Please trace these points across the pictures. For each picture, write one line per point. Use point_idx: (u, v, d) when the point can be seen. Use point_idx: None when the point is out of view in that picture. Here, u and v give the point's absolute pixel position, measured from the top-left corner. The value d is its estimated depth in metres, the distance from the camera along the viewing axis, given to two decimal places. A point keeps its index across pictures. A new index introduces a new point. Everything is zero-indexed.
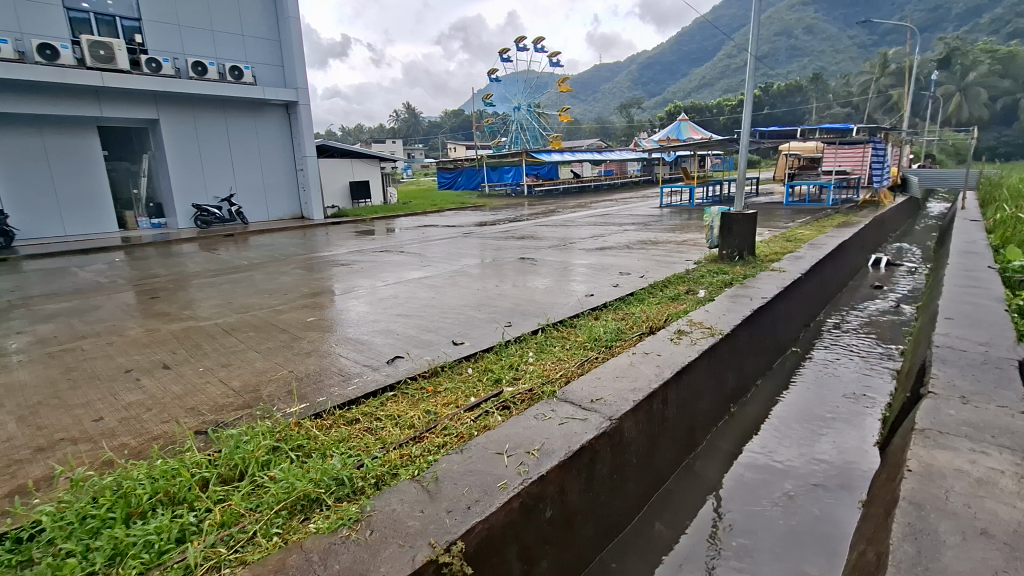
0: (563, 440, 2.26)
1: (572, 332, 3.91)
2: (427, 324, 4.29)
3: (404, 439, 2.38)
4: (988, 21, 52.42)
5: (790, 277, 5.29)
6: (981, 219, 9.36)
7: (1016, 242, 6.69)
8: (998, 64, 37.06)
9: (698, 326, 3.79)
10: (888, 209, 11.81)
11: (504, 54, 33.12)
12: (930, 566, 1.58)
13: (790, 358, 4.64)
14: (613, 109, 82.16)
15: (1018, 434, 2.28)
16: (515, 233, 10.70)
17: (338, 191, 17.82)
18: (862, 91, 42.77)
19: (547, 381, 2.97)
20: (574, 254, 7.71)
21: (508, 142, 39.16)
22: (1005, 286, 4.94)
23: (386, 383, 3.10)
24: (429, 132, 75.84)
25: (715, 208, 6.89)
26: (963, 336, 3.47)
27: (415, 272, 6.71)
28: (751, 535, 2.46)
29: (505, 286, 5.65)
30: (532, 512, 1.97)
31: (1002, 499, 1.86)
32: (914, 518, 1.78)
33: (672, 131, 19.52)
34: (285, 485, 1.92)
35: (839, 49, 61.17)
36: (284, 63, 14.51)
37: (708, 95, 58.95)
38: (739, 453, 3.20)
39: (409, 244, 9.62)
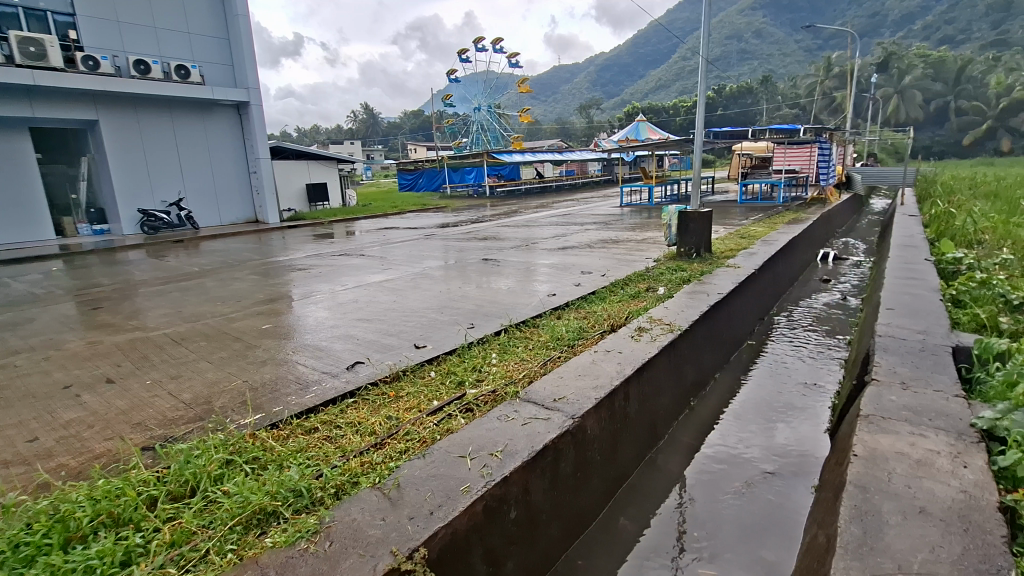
0: (526, 441, 2.26)
1: (535, 331, 3.93)
2: (389, 328, 4.22)
3: (364, 446, 2.33)
4: (920, 28, 55.85)
5: (744, 273, 5.47)
6: (918, 214, 9.93)
7: (949, 236, 7.11)
8: (930, 68, 39.36)
9: (658, 323, 3.87)
10: (835, 206, 12.37)
11: (463, 54, 32.98)
12: (875, 546, 1.66)
13: (746, 351, 4.79)
14: (572, 110, 83.12)
15: (952, 416, 2.43)
16: (477, 235, 10.66)
17: (295, 194, 17.36)
18: (808, 93, 44.69)
19: (510, 381, 2.97)
20: (536, 254, 7.77)
21: (469, 143, 39.08)
22: (939, 277, 5.26)
23: (345, 389, 3.03)
24: (389, 133, 74.90)
25: (672, 206, 7.05)
26: (902, 326, 3.67)
27: (376, 276, 6.60)
28: (711, 525, 2.52)
29: (468, 288, 5.62)
30: (495, 514, 1.96)
31: (938, 478, 1.97)
32: (860, 501, 1.86)
33: (631, 132, 19.88)
34: (240, 499, 1.85)
35: (786, 53, 63.87)
36: (234, 62, 14.02)
37: (664, 96, 60.40)
38: (700, 446, 3.28)
39: (369, 247, 9.44)
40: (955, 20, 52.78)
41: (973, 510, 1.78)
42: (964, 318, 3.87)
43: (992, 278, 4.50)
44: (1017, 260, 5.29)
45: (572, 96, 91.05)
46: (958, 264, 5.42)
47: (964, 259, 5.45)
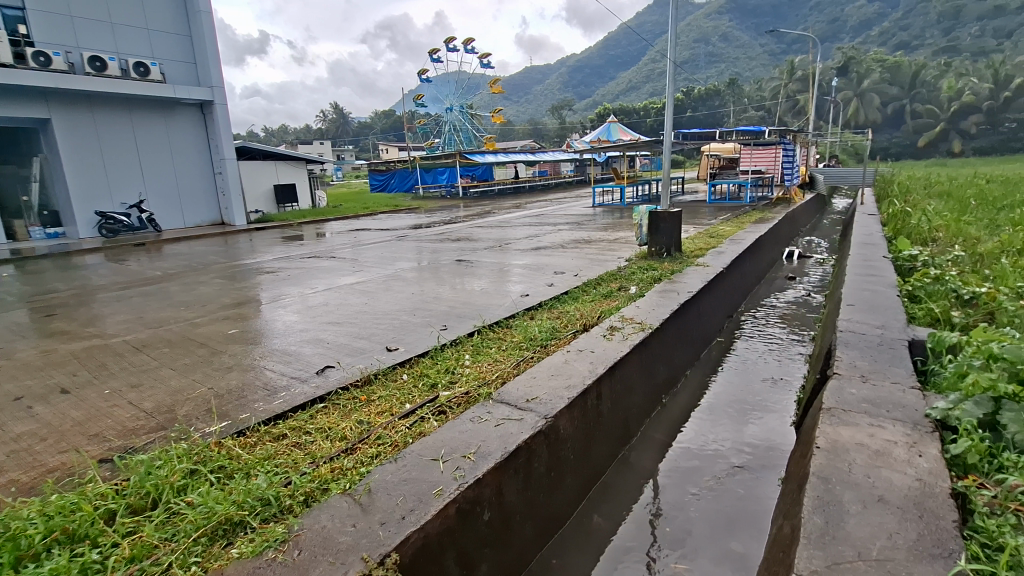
0: (499, 442, 2.26)
1: (508, 332, 3.95)
2: (360, 331, 4.17)
3: (335, 452, 2.30)
4: (876, 34, 58.14)
5: (713, 272, 5.59)
6: (877, 213, 10.32)
7: (906, 234, 7.41)
8: (887, 72, 40.92)
9: (630, 322, 3.92)
10: (800, 205, 12.75)
11: (435, 55, 32.72)
12: (836, 535, 1.71)
13: (715, 349, 4.90)
14: (545, 111, 83.52)
15: (908, 407, 2.53)
16: (450, 236, 10.62)
17: (262, 195, 16.95)
18: (773, 95, 45.94)
19: (484, 382, 2.97)
20: (510, 255, 7.78)
21: (441, 143, 38.89)
22: (897, 273, 5.47)
23: (315, 394, 2.98)
24: (359, 133, 73.92)
25: (642, 207, 7.15)
26: (862, 321, 3.81)
27: (347, 278, 6.51)
28: (683, 520, 2.57)
29: (441, 290, 5.58)
30: (468, 516, 1.95)
31: (895, 467, 2.05)
32: (822, 491, 1.93)
33: (603, 133, 20.10)
34: (204, 510, 1.80)
35: (752, 56, 65.52)
36: (196, 60, 13.62)
37: (635, 97, 61.26)
38: (671, 442, 3.34)
39: (340, 249, 9.30)
40: (909, 27, 55.11)
41: (927, 497, 1.86)
42: (920, 313, 4.04)
43: (945, 274, 4.71)
44: (968, 257, 5.55)
45: (544, 96, 91.51)
46: (914, 261, 5.65)
47: (919, 256, 5.69)
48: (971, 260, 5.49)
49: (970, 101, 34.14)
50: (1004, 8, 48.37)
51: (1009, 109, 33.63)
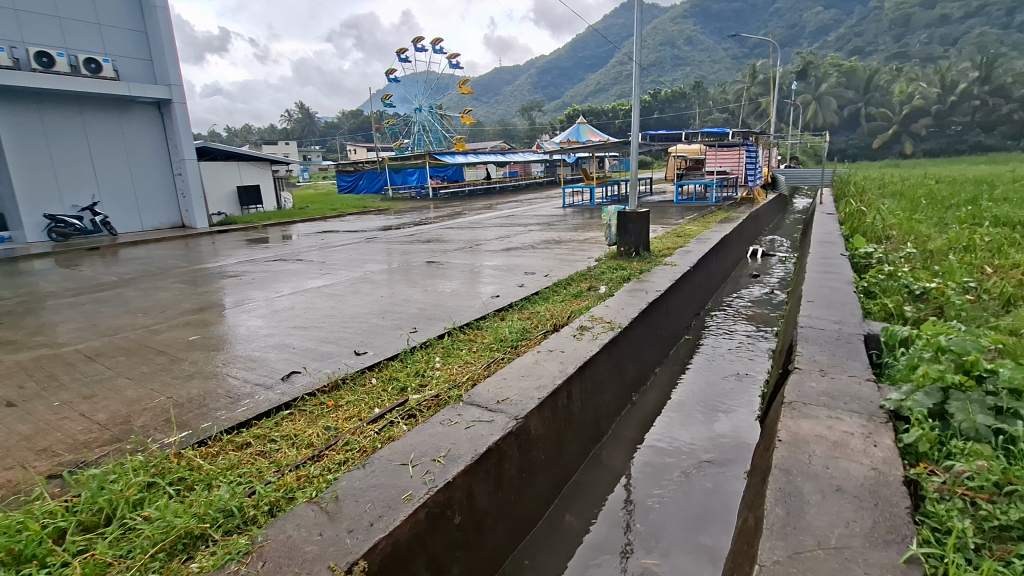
0: (469, 444, 2.25)
1: (478, 334, 3.93)
2: (328, 335, 4.09)
3: (301, 459, 2.25)
4: (833, 40, 60.36)
5: (681, 271, 5.70)
6: (836, 212, 10.70)
7: (862, 232, 7.70)
8: (843, 76, 42.44)
9: (599, 322, 3.95)
10: (763, 205, 13.13)
11: (402, 54, 32.33)
12: (796, 525, 1.77)
13: (684, 346, 5.00)
14: (515, 112, 83.63)
15: (864, 399, 2.63)
16: (421, 237, 10.53)
17: (225, 197, 16.46)
18: (736, 98, 47.14)
19: (454, 384, 2.95)
20: (481, 256, 7.76)
21: (411, 143, 38.54)
22: (854, 270, 5.68)
23: (280, 401, 2.91)
24: (326, 134, 72.56)
25: (611, 207, 7.23)
26: (821, 317, 3.94)
27: (315, 281, 6.39)
28: (654, 515, 2.61)
29: (412, 292, 5.53)
30: (438, 521, 1.93)
31: (852, 457, 2.13)
32: (783, 483, 1.98)
33: (572, 134, 20.21)
34: (162, 524, 1.73)
35: (716, 60, 67.00)
36: (153, 57, 13.15)
37: (603, 99, 62.00)
38: (641, 440, 3.38)
39: (307, 251, 9.11)
40: (863, 34, 57.32)
41: (882, 485, 1.93)
42: (875, 308, 4.20)
43: (898, 270, 4.92)
44: (919, 253, 5.81)
45: (514, 97, 91.69)
46: (869, 258, 5.87)
47: (873, 253, 5.93)
48: (921, 256, 5.75)
49: (920, 105, 35.78)
50: (949, 17, 50.91)
51: (956, 113, 35.34)
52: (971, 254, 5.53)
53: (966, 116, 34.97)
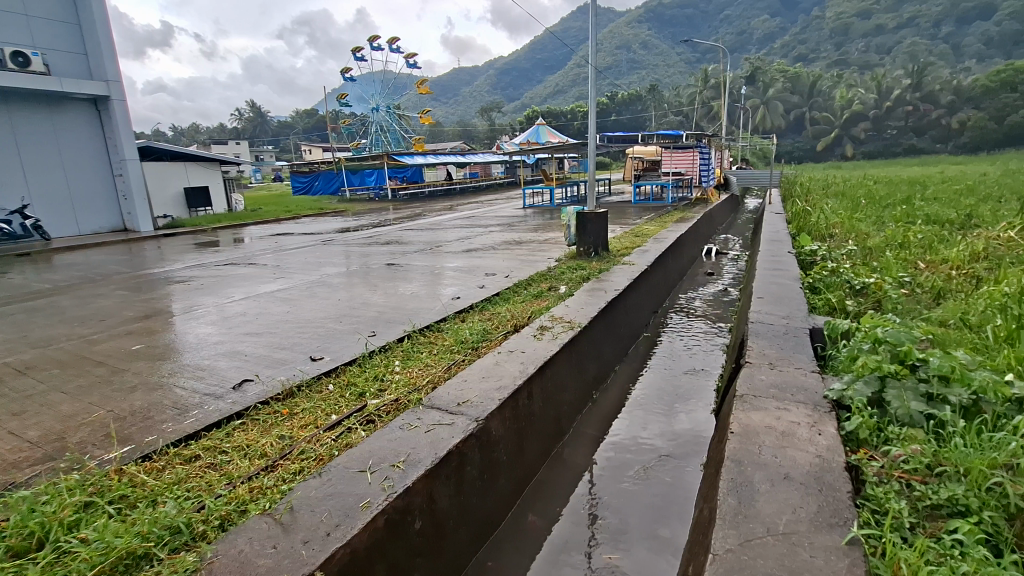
0: (429, 448, 2.23)
1: (439, 336, 3.90)
2: (282, 341, 3.97)
3: (253, 470, 2.17)
4: (779, 46, 63.04)
5: (638, 270, 5.82)
6: (784, 212, 11.15)
7: (808, 231, 8.08)
8: (789, 81, 44.34)
9: (559, 322, 3.99)
10: (716, 206, 13.58)
11: (358, 53, 31.69)
12: (747, 513, 1.83)
13: (643, 343, 5.11)
14: (474, 113, 83.48)
15: (809, 390, 2.75)
16: (380, 239, 10.36)
17: (170, 199, 15.71)
18: (689, 101, 48.50)
19: (414, 388, 2.91)
20: (441, 258, 7.70)
21: (369, 143, 37.87)
22: (800, 266, 5.96)
23: (231, 411, 2.80)
24: (279, 133, 70.41)
25: (570, 208, 7.30)
26: (770, 312, 4.11)
27: (268, 286, 6.19)
28: (614, 511, 2.66)
29: (371, 295, 5.44)
30: (398, 527, 1.90)
31: (799, 446, 2.22)
32: (735, 474, 2.06)
33: (532, 136, 20.30)
34: (101, 545, 1.63)
35: (671, 64, 68.74)
36: (88, 51, 12.43)
37: (562, 101, 62.59)
38: (603, 437, 3.44)
39: (260, 255, 8.81)
40: (806, 42, 60.11)
41: (825, 471, 2.03)
42: (820, 303, 4.42)
43: (840, 267, 5.20)
44: (860, 251, 6.12)
45: (473, 97, 91.49)
46: (814, 255, 6.17)
47: (818, 250, 6.23)
48: (861, 253, 6.09)
49: (859, 110, 37.81)
50: (883, 27, 53.97)
51: (891, 117, 37.45)
52: (906, 250, 5.88)
53: (900, 120, 37.18)
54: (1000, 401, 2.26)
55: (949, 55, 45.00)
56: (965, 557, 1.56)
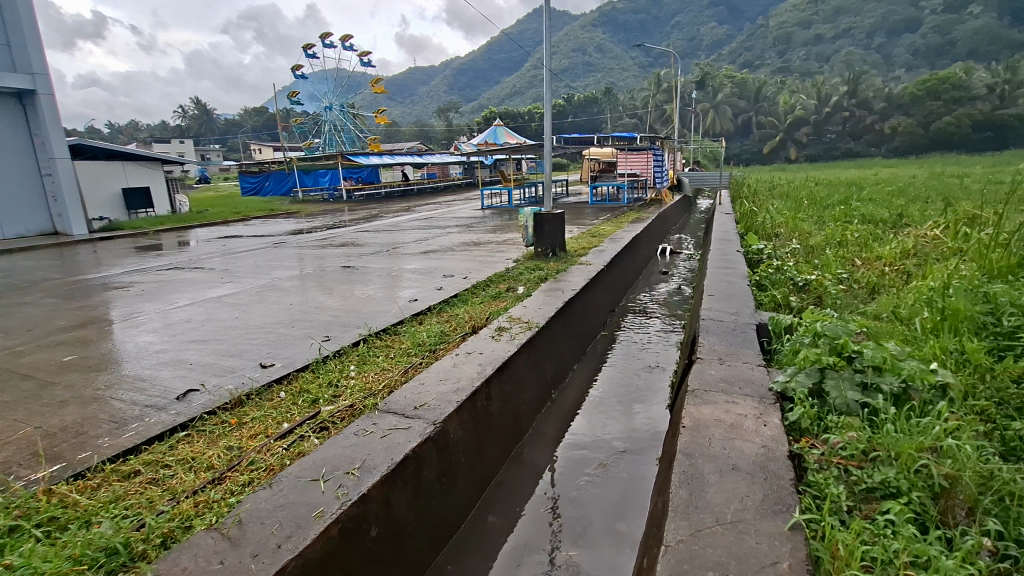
0: (385, 454, 2.20)
1: (396, 339, 3.84)
2: (231, 348, 3.83)
3: (199, 484, 2.08)
4: (727, 53, 65.38)
5: (595, 270, 5.92)
6: (734, 212, 11.57)
7: (755, 230, 8.43)
8: (736, 87, 46.15)
9: (517, 322, 4.02)
10: (670, 207, 13.96)
11: (310, 50, 30.65)
12: (698, 504, 1.90)
13: (601, 342, 5.20)
14: (431, 113, 82.77)
15: (755, 384, 2.88)
16: (334, 241, 10.13)
17: (107, 199, 14.82)
18: (643, 104, 49.71)
19: (369, 393, 2.86)
20: (399, 260, 7.61)
21: (322, 143, 36.92)
22: (747, 265, 6.21)
23: (175, 422, 2.67)
24: (227, 132, 67.64)
25: (527, 209, 7.35)
26: (720, 309, 4.26)
27: (216, 290, 5.95)
28: (573, 508, 2.69)
29: (326, 298, 5.31)
30: (353, 535, 1.86)
31: (746, 437, 2.32)
32: (686, 467, 2.12)
33: (490, 137, 20.28)
34: (27, 572, 1.53)
35: (625, 68, 70.27)
36: (10, 42, 11.61)
37: (519, 102, 62.81)
38: (562, 435, 3.47)
39: (206, 259, 8.43)
40: (751, 49, 62.63)
41: (770, 461, 2.13)
42: (766, 300, 4.63)
43: (784, 265, 5.45)
44: (803, 249, 6.43)
45: (430, 97, 90.59)
46: (760, 254, 6.44)
47: (764, 249, 6.51)
48: (804, 251, 6.40)
49: (801, 115, 39.70)
50: (822, 37, 56.87)
51: (830, 122, 39.49)
52: (844, 248, 6.21)
53: (838, 126, 39.24)
54: (926, 388, 2.42)
55: (881, 65, 47.86)
56: (896, 535, 1.67)
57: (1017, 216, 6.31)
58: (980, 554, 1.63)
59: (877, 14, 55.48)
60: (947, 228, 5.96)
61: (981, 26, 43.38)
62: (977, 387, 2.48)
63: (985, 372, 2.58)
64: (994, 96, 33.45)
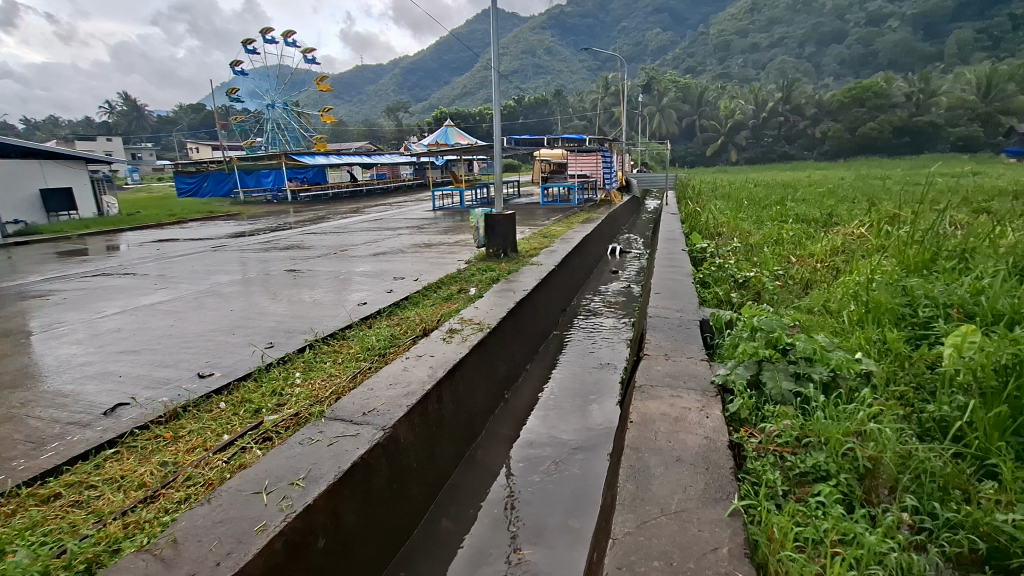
0: (332, 462, 2.14)
1: (344, 344, 3.74)
2: (166, 358, 3.63)
3: (130, 504, 1.96)
4: (671, 59, 67.59)
5: (546, 270, 6.01)
6: (680, 212, 11.96)
7: (699, 229, 8.76)
8: (680, 91, 47.78)
9: (469, 323, 4.01)
10: (619, 208, 14.29)
11: (249, 45, 29.41)
12: (643, 496, 1.96)
13: (553, 341, 5.26)
14: (380, 113, 81.22)
15: (698, 377, 2.99)
16: (279, 244, 9.75)
17: (24, 202, 13.73)
18: (592, 107, 50.63)
19: (316, 400, 2.78)
20: (348, 263, 7.42)
21: (264, 142, 35.46)
22: (692, 263, 6.46)
23: (101, 440, 2.50)
24: (160, 129, 63.94)
25: (478, 210, 7.33)
26: (666, 306, 4.41)
27: (149, 297, 5.62)
28: (527, 508, 2.71)
29: (270, 304, 5.11)
30: (299, 548, 1.80)
31: (690, 429, 2.41)
32: (634, 460, 2.18)
33: (440, 137, 20.05)
34: None
35: (574, 70, 71.43)
36: None
37: (469, 102, 62.50)
38: (516, 435, 3.49)
39: (137, 264, 7.93)
40: (693, 56, 65.12)
41: (712, 451, 2.22)
42: (709, 296, 4.82)
43: (725, 263, 5.69)
44: (743, 248, 6.73)
45: (379, 97, 88.91)
46: (704, 252, 6.71)
47: (707, 248, 6.77)
48: (744, 250, 6.69)
49: (740, 119, 41.53)
50: (758, 45, 59.74)
51: (767, 127, 41.53)
52: (780, 246, 6.54)
53: (774, 130, 41.33)
54: (851, 375, 2.60)
55: (812, 74, 50.81)
56: (826, 515, 1.78)
57: (931, 216, 6.82)
58: (899, 528, 1.76)
59: (807, 25, 58.79)
60: (872, 227, 6.36)
61: (899, 39, 46.75)
62: (898, 373, 2.67)
63: (904, 359, 2.78)
64: (911, 104, 36.13)
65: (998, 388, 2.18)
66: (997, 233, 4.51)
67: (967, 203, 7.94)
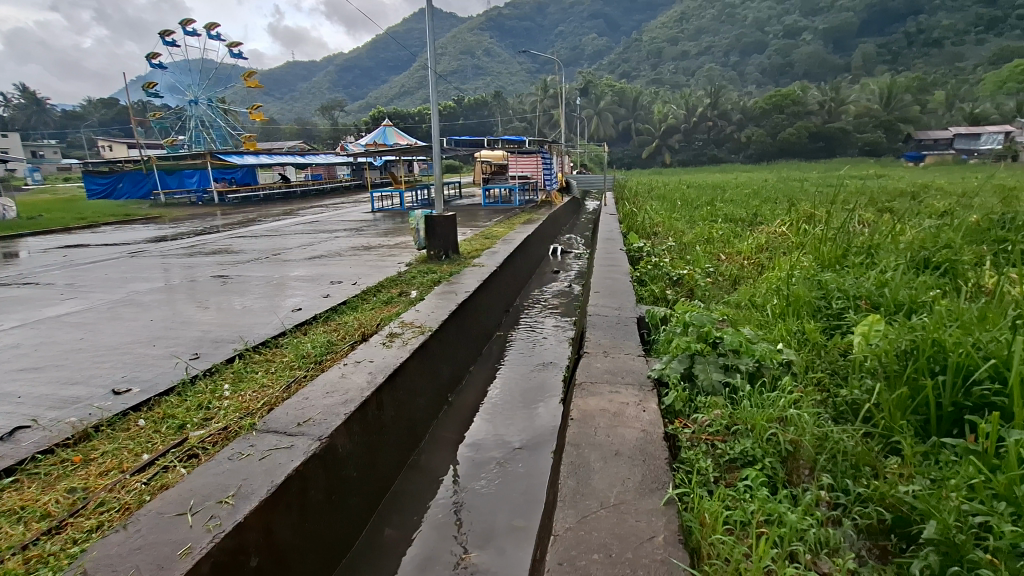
0: (264, 477, 2.04)
1: (277, 353, 3.58)
2: (75, 374, 3.32)
3: (31, 537, 1.78)
4: (607, 63, 69.52)
5: (487, 271, 6.05)
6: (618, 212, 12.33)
7: (635, 229, 9.08)
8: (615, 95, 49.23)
9: (409, 327, 3.95)
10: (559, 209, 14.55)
11: (168, 37, 27.51)
12: (583, 491, 2.00)
13: (496, 342, 5.27)
14: (314, 111, 78.32)
15: (635, 372, 3.09)
16: (205, 248, 9.19)
17: None
18: (532, 109, 51.20)
19: (246, 413, 2.63)
20: (282, 267, 7.13)
21: (187, 140, 33.34)
22: (629, 262, 6.67)
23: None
24: (65, 124, 58.58)
25: (418, 211, 7.20)
26: (605, 304, 4.53)
27: (54, 308, 5.14)
28: (473, 511, 2.69)
29: (195, 312, 4.81)
30: (229, 568, 1.71)
31: (628, 423, 2.48)
32: (574, 456, 2.23)
33: (379, 137, 19.59)
34: None
35: (514, 73, 71.99)
36: None
37: (408, 102, 61.38)
38: (461, 438, 3.47)
39: (40, 272, 7.22)
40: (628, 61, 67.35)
41: (649, 443, 2.30)
42: (646, 294, 4.99)
43: (660, 261, 5.91)
44: (676, 247, 7.02)
45: (313, 95, 85.77)
46: (640, 252, 6.95)
47: (643, 248, 7.01)
48: (678, 248, 6.98)
49: (672, 123, 43.27)
50: (687, 53, 62.57)
51: (697, 131, 43.61)
52: (710, 245, 6.86)
53: (704, 134, 43.47)
54: (773, 365, 2.77)
55: (736, 81, 53.84)
56: (753, 497, 1.89)
57: (842, 215, 7.38)
58: (819, 505, 1.90)
59: (731, 36, 62.29)
60: (792, 226, 6.79)
61: (812, 51, 50.36)
62: (815, 361, 2.87)
63: (820, 348, 3.01)
64: (824, 111, 39.04)
65: (899, 370, 2.38)
66: (899, 230, 4.92)
67: (873, 203, 8.69)
